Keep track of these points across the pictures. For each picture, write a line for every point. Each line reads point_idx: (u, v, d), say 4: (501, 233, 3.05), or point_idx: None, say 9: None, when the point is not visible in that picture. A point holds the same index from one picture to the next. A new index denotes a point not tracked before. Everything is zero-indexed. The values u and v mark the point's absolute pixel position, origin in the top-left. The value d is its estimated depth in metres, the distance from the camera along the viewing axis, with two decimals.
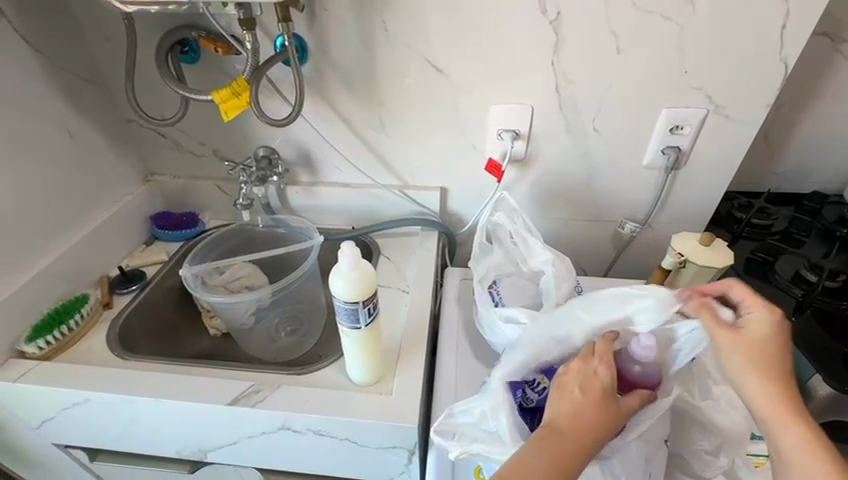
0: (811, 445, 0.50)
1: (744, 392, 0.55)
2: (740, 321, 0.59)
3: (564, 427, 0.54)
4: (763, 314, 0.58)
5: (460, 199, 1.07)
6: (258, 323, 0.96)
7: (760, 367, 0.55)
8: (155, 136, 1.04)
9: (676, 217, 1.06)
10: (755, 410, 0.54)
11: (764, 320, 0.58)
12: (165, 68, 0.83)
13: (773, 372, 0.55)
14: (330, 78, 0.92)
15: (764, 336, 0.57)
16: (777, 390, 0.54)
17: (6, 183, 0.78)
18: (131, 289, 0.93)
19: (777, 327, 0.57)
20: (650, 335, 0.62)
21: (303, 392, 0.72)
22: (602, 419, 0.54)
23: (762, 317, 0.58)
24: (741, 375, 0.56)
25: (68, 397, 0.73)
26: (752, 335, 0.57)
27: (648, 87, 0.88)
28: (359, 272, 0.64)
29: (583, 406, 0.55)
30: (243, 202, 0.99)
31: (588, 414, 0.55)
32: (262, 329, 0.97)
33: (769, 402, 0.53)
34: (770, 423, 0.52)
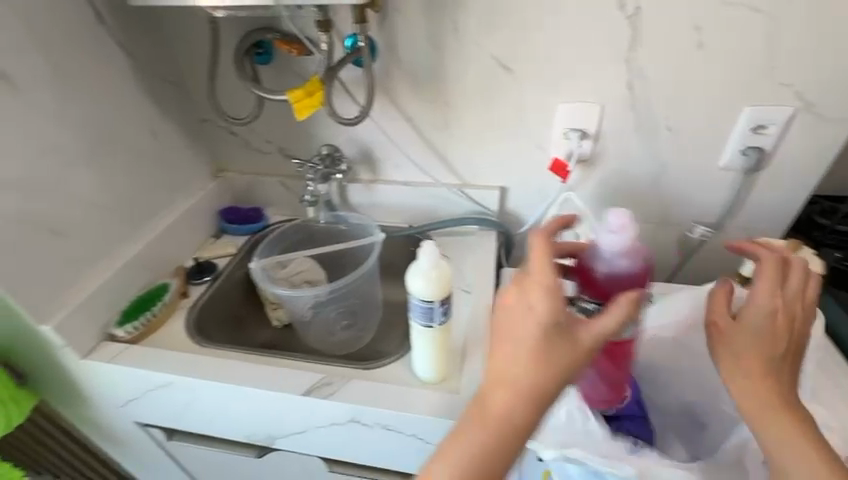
0: (807, 450, 0.51)
1: (741, 395, 0.56)
2: (745, 310, 0.59)
3: (495, 388, 0.52)
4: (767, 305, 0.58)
5: (520, 199, 1.06)
6: (316, 316, 0.98)
7: (763, 368, 0.56)
8: (226, 134, 1.09)
9: (752, 221, 1.00)
10: (750, 416, 0.55)
11: (771, 314, 0.57)
12: (243, 71, 0.87)
13: (772, 373, 0.56)
14: (397, 77, 0.93)
15: (770, 330, 0.57)
16: (779, 390, 0.55)
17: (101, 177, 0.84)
18: (204, 280, 0.98)
19: (776, 318, 0.57)
20: (616, 218, 0.63)
21: (373, 386, 0.73)
22: (545, 374, 0.50)
23: (764, 306, 0.58)
24: (745, 378, 0.56)
25: (154, 379, 0.78)
26: (749, 329, 0.58)
27: (731, 84, 0.83)
28: (438, 271, 0.65)
29: (515, 355, 0.52)
30: (309, 199, 1.03)
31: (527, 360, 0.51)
32: (320, 322, 0.99)
33: (756, 401, 0.55)
34: (768, 433, 0.53)
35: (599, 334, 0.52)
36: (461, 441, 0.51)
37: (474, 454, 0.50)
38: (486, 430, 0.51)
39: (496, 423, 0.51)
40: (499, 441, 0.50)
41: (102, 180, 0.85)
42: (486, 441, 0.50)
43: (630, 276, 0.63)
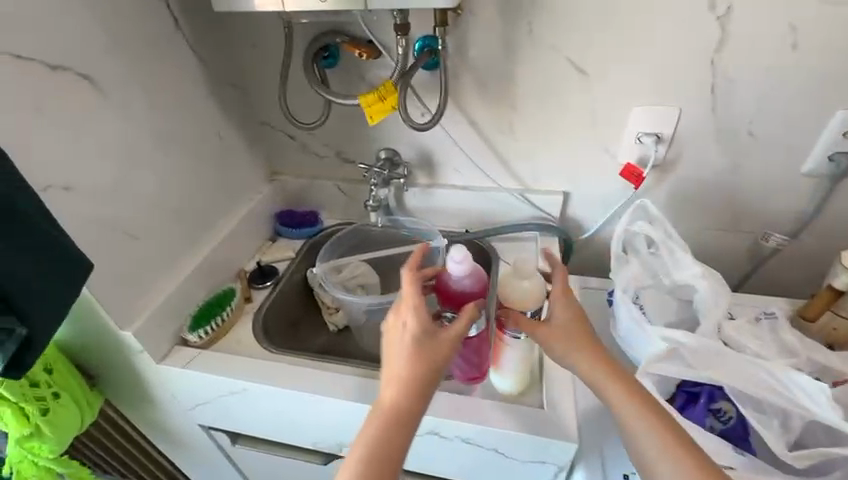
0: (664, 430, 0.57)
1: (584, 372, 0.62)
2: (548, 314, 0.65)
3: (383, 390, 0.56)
4: (563, 304, 0.64)
5: (582, 205, 1.03)
6: (369, 318, 0.98)
7: (583, 352, 0.62)
8: (284, 138, 1.09)
9: (833, 230, 0.95)
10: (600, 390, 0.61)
11: (575, 303, 0.65)
12: (312, 73, 0.86)
13: (599, 349, 0.62)
14: (464, 80, 0.90)
15: (564, 316, 0.64)
16: (617, 371, 0.61)
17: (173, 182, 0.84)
18: (266, 284, 0.98)
19: (577, 318, 0.64)
20: (460, 253, 0.65)
21: (450, 397, 0.71)
22: (417, 376, 0.55)
23: (564, 305, 0.64)
24: (562, 352, 0.63)
25: (228, 385, 0.78)
26: (560, 328, 0.63)
27: (824, 86, 0.79)
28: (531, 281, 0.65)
29: (397, 360, 0.56)
30: (373, 204, 1.01)
31: (411, 360, 0.56)
32: (375, 325, 0.98)
33: (629, 406, 0.59)
34: (617, 406, 0.59)
35: (458, 336, 0.58)
36: (362, 431, 0.55)
37: (376, 442, 0.53)
38: (370, 431, 0.54)
39: (404, 409, 0.55)
40: (391, 435, 0.54)
41: (174, 185, 0.85)
42: (385, 431, 0.54)
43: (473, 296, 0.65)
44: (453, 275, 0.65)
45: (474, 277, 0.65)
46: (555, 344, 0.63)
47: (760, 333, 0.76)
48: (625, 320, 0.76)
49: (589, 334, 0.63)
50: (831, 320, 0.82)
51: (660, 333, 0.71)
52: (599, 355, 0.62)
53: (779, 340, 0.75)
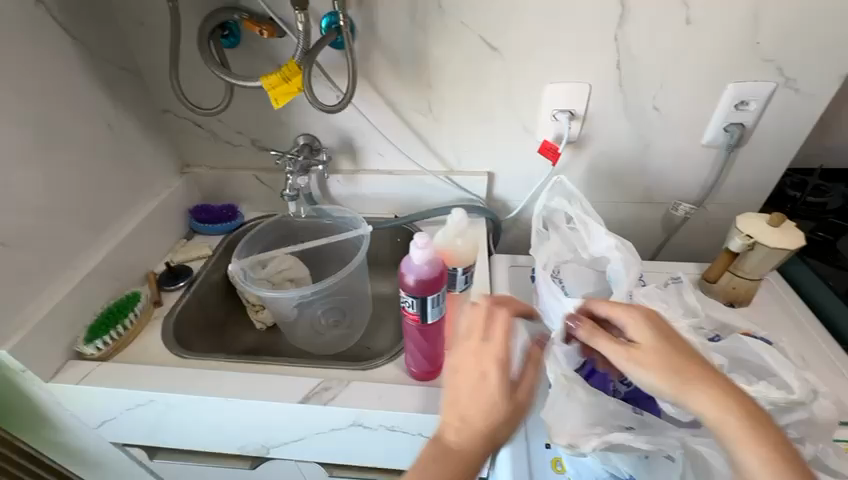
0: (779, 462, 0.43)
1: (666, 392, 0.49)
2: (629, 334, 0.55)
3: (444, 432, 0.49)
4: (638, 320, 0.55)
5: (506, 185, 1.04)
6: (302, 314, 0.92)
7: (661, 365, 0.50)
8: (191, 126, 1.01)
9: (732, 197, 1.02)
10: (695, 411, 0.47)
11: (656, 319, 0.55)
12: (208, 54, 0.79)
13: (692, 361, 0.50)
14: (378, 58, 0.87)
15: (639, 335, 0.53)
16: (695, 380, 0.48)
17: (53, 179, 0.75)
18: (178, 286, 0.91)
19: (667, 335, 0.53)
20: (422, 236, 0.57)
21: (374, 386, 0.70)
22: (481, 418, 0.49)
23: (639, 322, 0.55)
24: (650, 378, 0.50)
25: (132, 398, 0.72)
26: (647, 347, 0.52)
27: (718, 60, 0.83)
28: (453, 238, 0.67)
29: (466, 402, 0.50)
30: (290, 193, 0.95)
31: (477, 402, 0.50)
32: (307, 320, 0.93)
33: (744, 438, 0.44)
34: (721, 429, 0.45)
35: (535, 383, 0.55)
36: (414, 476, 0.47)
37: None
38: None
39: (466, 457, 0.48)
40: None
41: (56, 183, 0.76)
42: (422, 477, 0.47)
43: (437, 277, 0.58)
44: (410, 261, 0.58)
45: (435, 266, 0.57)
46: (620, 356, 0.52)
47: (669, 297, 0.80)
48: (546, 297, 0.79)
49: (681, 345, 0.51)
50: (730, 280, 0.89)
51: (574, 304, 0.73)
52: (676, 368, 0.50)
53: (685, 303, 0.79)
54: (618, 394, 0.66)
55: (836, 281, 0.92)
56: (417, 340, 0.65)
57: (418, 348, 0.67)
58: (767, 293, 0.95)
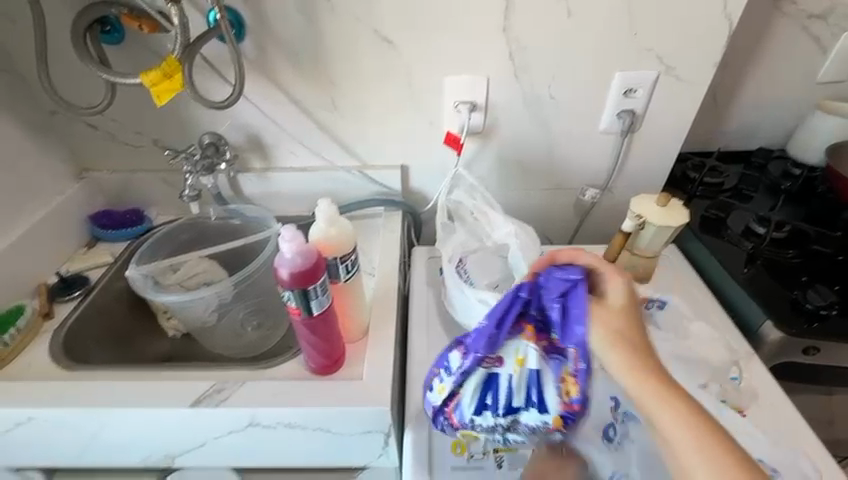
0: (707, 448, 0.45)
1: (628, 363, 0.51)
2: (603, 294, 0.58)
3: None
4: (620, 285, 0.58)
5: (421, 176, 1.05)
6: (221, 319, 0.89)
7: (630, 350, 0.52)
8: (85, 128, 0.96)
9: (634, 181, 1.08)
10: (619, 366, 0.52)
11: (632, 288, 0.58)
12: (84, 52, 0.75)
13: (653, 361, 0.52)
14: (273, 53, 0.86)
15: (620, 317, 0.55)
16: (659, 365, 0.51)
17: None
18: (73, 296, 0.86)
19: (627, 301, 0.56)
20: (290, 227, 0.56)
21: (269, 385, 0.69)
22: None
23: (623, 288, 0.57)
24: (603, 335, 0.54)
25: (10, 417, 0.67)
26: (613, 309, 0.56)
27: (602, 51, 0.87)
28: (337, 227, 0.63)
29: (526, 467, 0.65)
30: (190, 194, 0.91)
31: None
32: (227, 325, 0.90)
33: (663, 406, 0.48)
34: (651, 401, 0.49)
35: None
36: None
37: None
38: None
39: None
40: None
41: None
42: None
43: (311, 267, 0.58)
44: (281, 254, 0.57)
45: (309, 256, 0.57)
46: (594, 332, 0.54)
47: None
48: (454, 290, 0.81)
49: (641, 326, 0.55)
50: (629, 259, 0.94)
51: (478, 296, 0.76)
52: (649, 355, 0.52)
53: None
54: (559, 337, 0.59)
55: (724, 254, 0.98)
56: (321, 335, 0.66)
57: (313, 346, 0.67)
58: (665, 269, 1.01)
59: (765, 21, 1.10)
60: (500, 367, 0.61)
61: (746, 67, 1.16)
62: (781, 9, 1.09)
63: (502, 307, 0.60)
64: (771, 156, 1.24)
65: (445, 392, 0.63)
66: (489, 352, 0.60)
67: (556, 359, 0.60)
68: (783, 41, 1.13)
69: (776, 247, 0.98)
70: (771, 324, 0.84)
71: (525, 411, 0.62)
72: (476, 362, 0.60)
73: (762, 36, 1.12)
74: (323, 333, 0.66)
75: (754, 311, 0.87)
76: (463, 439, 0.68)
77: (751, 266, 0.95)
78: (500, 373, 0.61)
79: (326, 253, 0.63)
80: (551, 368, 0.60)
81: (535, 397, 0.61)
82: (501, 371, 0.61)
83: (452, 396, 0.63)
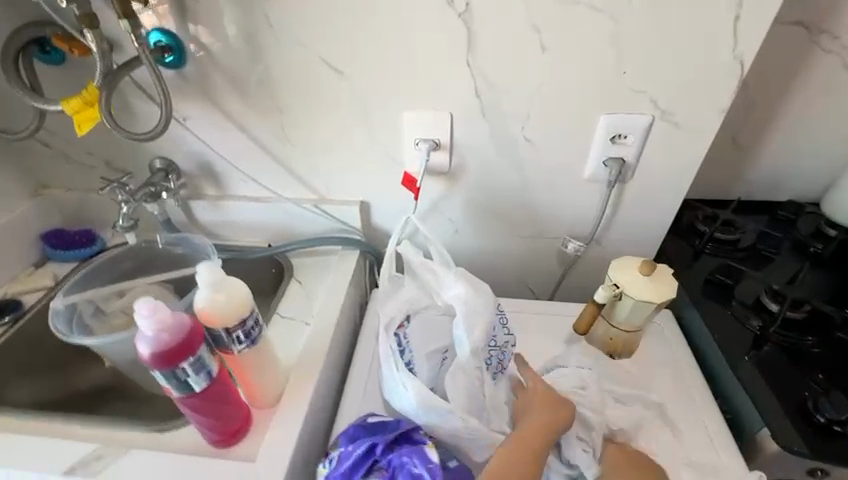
0: None
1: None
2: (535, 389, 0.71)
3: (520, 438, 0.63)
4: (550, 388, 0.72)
5: (384, 215, 0.96)
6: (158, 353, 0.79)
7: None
8: (39, 147, 0.93)
9: (626, 234, 0.94)
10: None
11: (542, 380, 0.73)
12: (13, 77, 0.71)
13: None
14: (218, 80, 0.80)
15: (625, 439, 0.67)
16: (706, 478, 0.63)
17: None
18: (2, 322, 0.83)
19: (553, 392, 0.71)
20: (146, 304, 0.50)
21: (153, 457, 0.61)
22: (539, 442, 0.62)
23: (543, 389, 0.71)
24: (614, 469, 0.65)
25: None
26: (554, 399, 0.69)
27: (584, 91, 0.75)
28: (221, 293, 0.55)
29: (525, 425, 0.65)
30: (124, 224, 0.85)
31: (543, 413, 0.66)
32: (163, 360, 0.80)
33: None
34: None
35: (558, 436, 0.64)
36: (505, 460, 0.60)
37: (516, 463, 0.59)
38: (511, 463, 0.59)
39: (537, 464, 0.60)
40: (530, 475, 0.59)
41: None
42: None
43: (177, 346, 0.50)
44: (142, 332, 0.51)
45: (174, 333, 0.50)
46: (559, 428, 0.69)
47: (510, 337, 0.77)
48: (387, 367, 0.70)
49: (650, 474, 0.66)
50: (607, 330, 0.82)
51: (405, 384, 0.66)
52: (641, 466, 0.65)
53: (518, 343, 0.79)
54: None
55: (724, 333, 0.84)
56: (214, 414, 0.59)
57: (206, 422, 0.59)
58: (652, 342, 0.87)
59: (800, 56, 0.94)
60: None
61: (774, 109, 1.00)
62: (820, 44, 0.92)
63: (362, 446, 0.57)
64: (803, 210, 1.06)
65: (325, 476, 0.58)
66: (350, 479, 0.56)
67: None
68: (823, 80, 0.96)
69: (791, 329, 0.82)
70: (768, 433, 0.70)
71: None
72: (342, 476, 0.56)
73: (797, 74, 0.96)
74: (213, 412, 0.58)
75: (752, 413, 0.73)
76: None
77: (755, 353, 0.80)
78: None
79: (208, 323, 0.55)
80: None
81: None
82: None
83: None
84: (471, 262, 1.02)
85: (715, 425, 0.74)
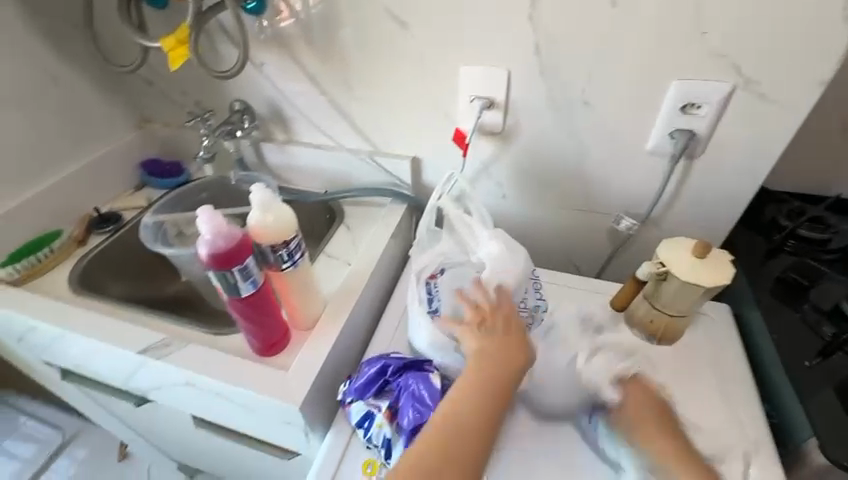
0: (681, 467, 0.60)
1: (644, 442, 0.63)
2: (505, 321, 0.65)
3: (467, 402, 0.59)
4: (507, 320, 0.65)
5: (434, 172, 0.97)
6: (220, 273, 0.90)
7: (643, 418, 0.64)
8: (144, 84, 1.07)
9: (689, 217, 0.87)
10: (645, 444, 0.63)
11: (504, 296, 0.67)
12: (124, 15, 0.81)
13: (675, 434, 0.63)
14: (292, 26, 0.85)
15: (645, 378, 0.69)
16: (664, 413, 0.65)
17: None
18: (106, 230, 0.98)
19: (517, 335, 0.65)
20: (208, 214, 0.58)
21: (207, 353, 0.71)
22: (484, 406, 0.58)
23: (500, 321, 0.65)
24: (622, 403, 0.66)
25: (22, 323, 0.81)
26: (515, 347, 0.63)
27: (655, 52, 0.70)
28: (271, 214, 0.61)
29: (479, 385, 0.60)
30: (204, 155, 0.97)
31: (506, 364, 0.61)
32: None
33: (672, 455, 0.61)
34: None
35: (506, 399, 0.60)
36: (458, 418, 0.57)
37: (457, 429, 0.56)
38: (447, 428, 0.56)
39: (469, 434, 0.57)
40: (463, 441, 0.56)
41: None
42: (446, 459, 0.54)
43: (230, 253, 0.58)
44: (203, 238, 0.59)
45: (229, 241, 0.58)
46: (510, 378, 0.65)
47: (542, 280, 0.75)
48: (415, 311, 0.74)
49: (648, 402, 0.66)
50: (648, 312, 0.78)
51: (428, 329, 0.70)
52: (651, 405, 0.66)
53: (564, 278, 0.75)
54: (403, 424, 0.62)
55: (786, 337, 0.76)
56: (252, 319, 0.66)
57: (250, 327, 0.67)
58: (698, 334, 0.81)
59: None
60: (376, 410, 0.64)
61: None
62: None
63: (376, 371, 0.66)
64: None
65: (344, 395, 0.68)
66: (365, 396, 0.66)
67: (405, 437, 0.61)
68: None
69: None
70: (816, 443, 0.64)
71: (375, 450, 0.64)
72: (357, 395, 0.66)
73: None
74: (253, 316, 0.66)
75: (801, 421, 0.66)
76: (376, 460, 0.64)
77: (821, 361, 0.72)
78: (374, 415, 0.64)
79: (258, 240, 0.62)
80: (400, 441, 0.61)
81: (383, 452, 0.62)
82: (374, 415, 0.63)
83: (348, 400, 0.67)
84: (517, 230, 1.01)
85: (755, 424, 0.69)
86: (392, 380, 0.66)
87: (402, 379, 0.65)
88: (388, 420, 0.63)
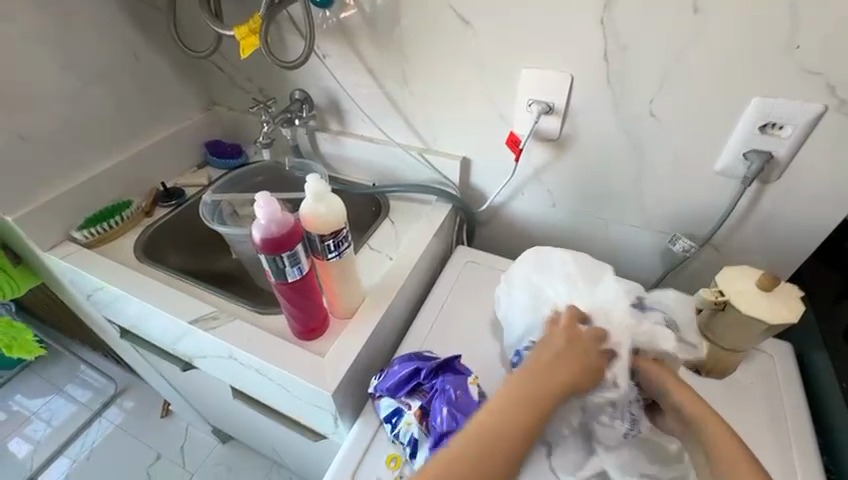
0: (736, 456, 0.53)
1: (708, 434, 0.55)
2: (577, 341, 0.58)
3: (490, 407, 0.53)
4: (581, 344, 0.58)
5: (483, 174, 0.96)
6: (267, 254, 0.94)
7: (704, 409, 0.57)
8: (214, 69, 1.13)
9: (754, 244, 0.81)
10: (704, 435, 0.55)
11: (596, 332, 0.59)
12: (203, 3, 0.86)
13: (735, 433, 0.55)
14: (357, 20, 0.86)
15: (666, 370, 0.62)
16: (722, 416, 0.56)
17: (86, 99, 0.95)
18: (170, 203, 1.05)
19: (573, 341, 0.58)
20: (267, 199, 0.60)
21: (250, 331, 0.75)
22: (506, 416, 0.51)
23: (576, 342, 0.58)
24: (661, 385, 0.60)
25: (92, 282, 0.88)
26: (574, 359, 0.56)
27: (736, 66, 0.65)
28: (323, 204, 0.63)
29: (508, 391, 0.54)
30: (263, 141, 1.00)
31: (545, 380, 0.54)
32: None
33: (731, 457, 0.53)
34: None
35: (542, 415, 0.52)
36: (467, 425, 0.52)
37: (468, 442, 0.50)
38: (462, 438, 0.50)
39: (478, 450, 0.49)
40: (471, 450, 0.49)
41: (72, 96, 0.92)
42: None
43: (282, 238, 0.60)
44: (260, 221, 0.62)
45: (284, 226, 0.60)
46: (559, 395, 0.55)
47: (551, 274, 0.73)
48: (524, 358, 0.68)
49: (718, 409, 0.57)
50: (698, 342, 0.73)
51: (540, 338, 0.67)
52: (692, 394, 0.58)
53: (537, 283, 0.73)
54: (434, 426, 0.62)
55: None
56: (297, 304, 0.68)
57: (295, 310, 0.70)
58: (752, 371, 0.75)
59: None
60: (406, 408, 0.65)
61: None
62: None
63: (411, 369, 0.67)
64: None
65: (374, 388, 0.69)
66: (395, 393, 0.66)
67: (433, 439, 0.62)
68: None
69: None
70: None
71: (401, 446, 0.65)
72: (388, 391, 0.67)
73: None
74: (299, 299, 0.68)
75: None
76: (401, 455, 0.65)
77: None
78: (402, 412, 0.65)
79: (309, 227, 0.64)
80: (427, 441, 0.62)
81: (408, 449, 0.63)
82: (403, 412, 0.65)
83: (377, 393, 0.68)
84: (562, 241, 0.98)
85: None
86: (426, 380, 0.66)
87: (437, 380, 0.65)
88: (418, 419, 0.64)
